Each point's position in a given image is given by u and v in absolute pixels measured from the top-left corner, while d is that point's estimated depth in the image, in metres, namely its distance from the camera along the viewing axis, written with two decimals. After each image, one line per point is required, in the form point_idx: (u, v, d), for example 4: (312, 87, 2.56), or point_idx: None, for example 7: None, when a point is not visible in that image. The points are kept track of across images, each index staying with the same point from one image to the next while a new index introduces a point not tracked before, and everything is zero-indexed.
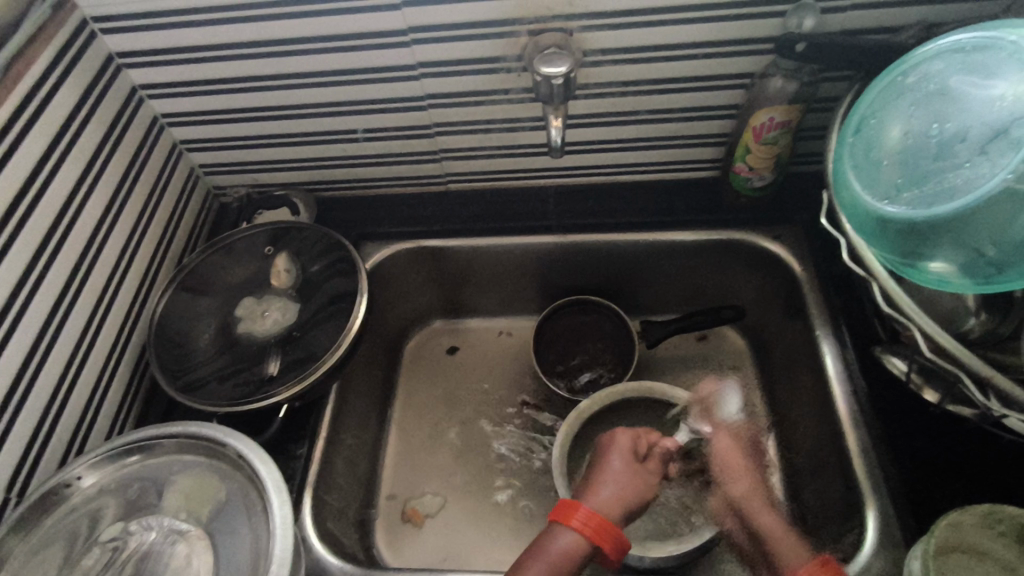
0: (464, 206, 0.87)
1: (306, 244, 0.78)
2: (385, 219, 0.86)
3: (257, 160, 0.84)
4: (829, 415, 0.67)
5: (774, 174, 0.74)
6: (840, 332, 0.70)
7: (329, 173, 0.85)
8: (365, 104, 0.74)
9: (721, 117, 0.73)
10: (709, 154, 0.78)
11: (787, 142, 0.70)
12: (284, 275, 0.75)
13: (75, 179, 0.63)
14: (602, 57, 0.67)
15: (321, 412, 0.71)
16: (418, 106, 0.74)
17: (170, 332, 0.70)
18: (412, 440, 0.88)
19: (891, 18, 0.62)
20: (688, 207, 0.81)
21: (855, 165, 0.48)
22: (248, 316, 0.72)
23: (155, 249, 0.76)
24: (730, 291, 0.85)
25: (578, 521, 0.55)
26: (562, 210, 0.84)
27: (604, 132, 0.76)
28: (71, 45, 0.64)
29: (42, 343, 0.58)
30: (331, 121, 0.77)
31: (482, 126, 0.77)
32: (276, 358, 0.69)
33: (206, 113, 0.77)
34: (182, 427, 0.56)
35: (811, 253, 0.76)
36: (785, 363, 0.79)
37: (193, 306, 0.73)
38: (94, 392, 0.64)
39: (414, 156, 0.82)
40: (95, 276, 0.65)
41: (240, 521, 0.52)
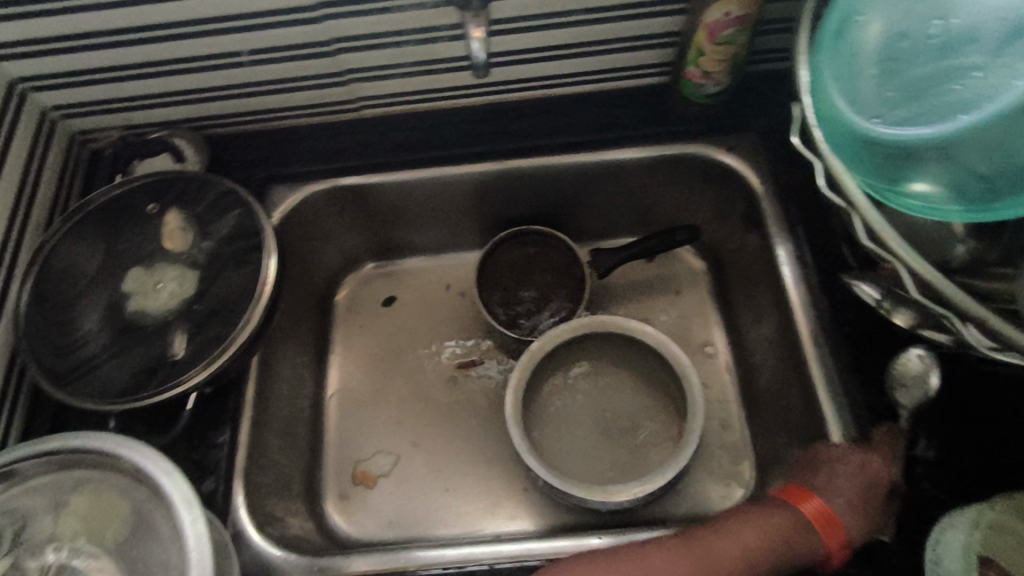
0: (383, 135, 0.75)
1: (201, 197, 0.65)
2: (293, 156, 0.74)
3: (124, 96, 0.69)
4: (791, 341, 0.64)
5: (729, 78, 0.66)
6: (801, 251, 0.65)
7: (216, 107, 0.71)
8: (245, 19, 0.61)
9: (670, 13, 0.63)
10: (658, 57, 0.69)
11: (745, 40, 0.62)
12: (179, 236, 0.64)
13: None
14: None
15: (242, 390, 0.62)
16: (311, 17, 0.61)
17: (45, 318, 0.59)
18: (352, 398, 0.81)
19: None
20: (637, 120, 0.73)
21: (839, 73, 0.40)
22: (140, 289, 0.62)
23: (12, 220, 0.63)
24: (684, 210, 0.78)
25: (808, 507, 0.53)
26: (496, 132, 0.74)
27: (538, 39, 0.65)
28: None
29: None
30: (206, 43, 0.63)
31: (392, 39, 0.64)
32: (179, 335, 0.59)
33: (40, 41, 0.61)
34: (64, 441, 0.47)
35: (770, 164, 0.69)
36: (742, 283, 0.75)
37: (70, 284, 0.62)
38: None
39: (316, 79, 0.69)
40: None
41: (150, 542, 0.45)
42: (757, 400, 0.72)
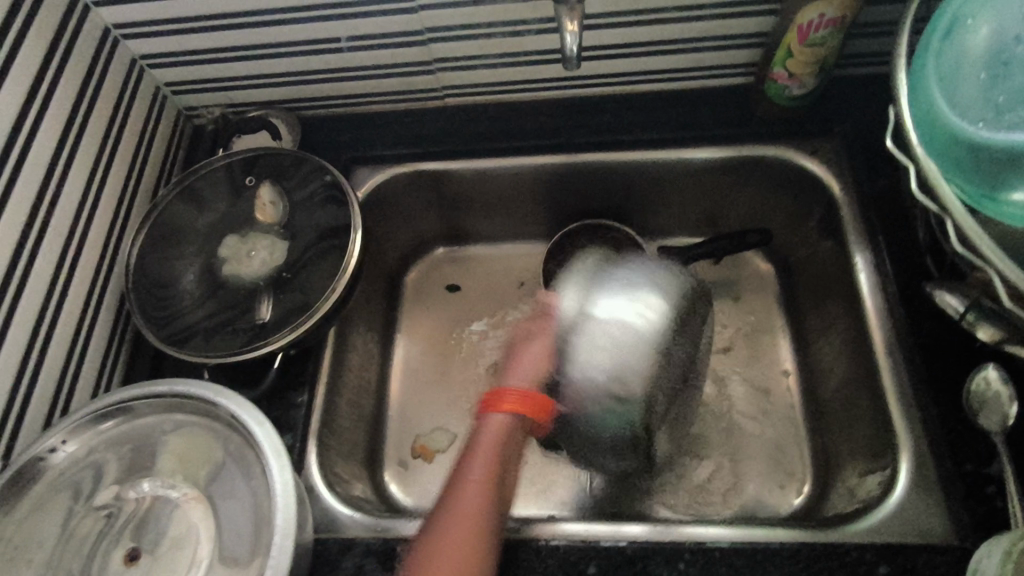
0: (464, 123, 0.77)
1: (293, 173, 0.69)
2: (378, 139, 0.78)
3: (230, 76, 0.74)
4: (865, 350, 0.62)
5: (817, 80, 0.65)
6: (881, 260, 0.63)
7: (311, 90, 0.76)
8: (348, 6, 0.64)
9: (760, 13, 0.63)
10: (744, 57, 0.69)
11: (837, 42, 0.61)
12: (270, 210, 0.68)
13: (18, 112, 0.55)
14: None
15: (320, 356, 0.66)
16: (409, 7, 0.64)
17: (149, 276, 0.64)
18: (414, 374, 0.84)
19: None
20: (717, 119, 0.73)
21: (941, 75, 0.40)
22: (234, 256, 0.66)
23: (125, 184, 0.68)
24: (758, 213, 0.77)
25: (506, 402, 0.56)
26: (575, 125, 0.75)
27: (624, 35, 0.66)
28: None
29: (8, 296, 0.53)
30: (310, 28, 0.67)
31: (483, 30, 0.67)
32: (268, 301, 0.64)
33: (164, 21, 0.66)
34: (167, 386, 0.51)
35: (853, 170, 0.68)
36: (814, 290, 0.74)
37: (171, 247, 0.67)
38: (73, 350, 0.60)
39: (406, 67, 0.72)
40: (58, 216, 0.59)
41: (239, 484, 0.49)
42: (822, 408, 0.71)
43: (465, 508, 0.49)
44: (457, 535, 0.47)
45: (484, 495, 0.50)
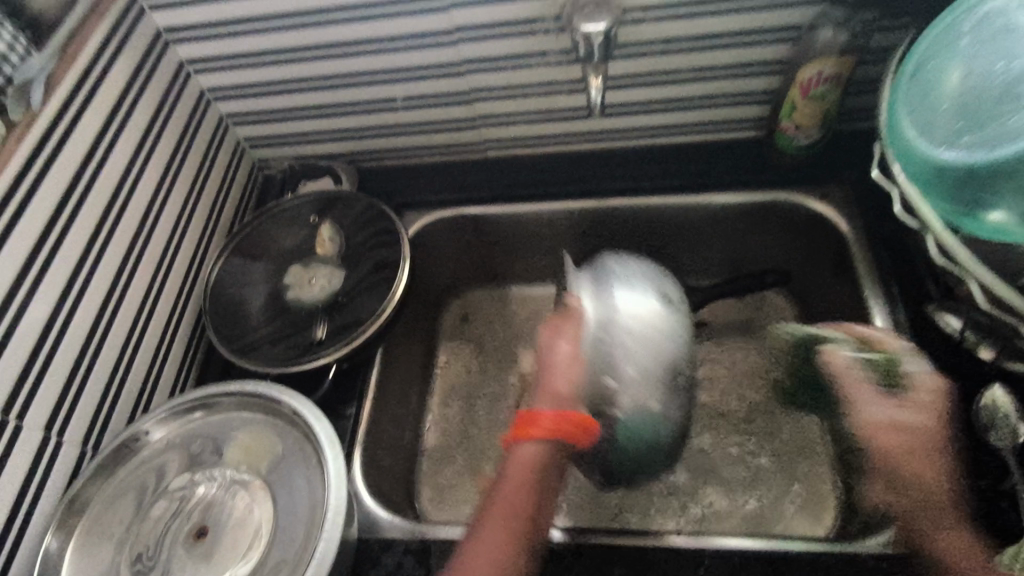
0: (503, 173, 0.86)
1: (352, 213, 0.78)
2: (426, 187, 0.87)
3: (301, 132, 0.85)
4: (880, 377, 0.66)
5: (821, 131, 0.72)
6: (891, 292, 0.68)
7: (369, 144, 0.86)
8: (404, 71, 0.75)
9: (765, 74, 0.71)
10: (754, 113, 0.76)
11: (836, 97, 0.68)
12: (329, 244, 0.77)
13: (128, 157, 0.66)
14: (643, 15, 0.65)
15: (368, 375, 0.72)
16: (457, 72, 0.74)
17: (222, 298, 0.73)
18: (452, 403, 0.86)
19: None
20: (732, 168, 0.80)
21: (912, 111, 0.45)
22: (296, 282, 0.75)
23: (208, 221, 0.79)
24: (777, 255, 0.82)
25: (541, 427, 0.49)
26: (602, 174, 0.83)
27: (644, 93, 0.75)
28: (122, 23, 0.66)
29: (107, 307, 0.62)
30: (372, 90, 0.78)
31: (520, 91, 0.76)
32: (324, 323, 0.71)
33: (250, 85, 0.78)
34: (238, 385, 0.59)
35: (861, 212, 0.74)
36: (832, 326, 0.77)
37: (243, 274, 0.75)
38: (154, 360, 0.68)
39: (453, 123, 0.82)
40: (152, 244, 0.69)
41: (296, 472, 0.55)
42: (845, 440, 0.73)
43: (479, 552, 0.45)
44: (494, 542, 0.45)
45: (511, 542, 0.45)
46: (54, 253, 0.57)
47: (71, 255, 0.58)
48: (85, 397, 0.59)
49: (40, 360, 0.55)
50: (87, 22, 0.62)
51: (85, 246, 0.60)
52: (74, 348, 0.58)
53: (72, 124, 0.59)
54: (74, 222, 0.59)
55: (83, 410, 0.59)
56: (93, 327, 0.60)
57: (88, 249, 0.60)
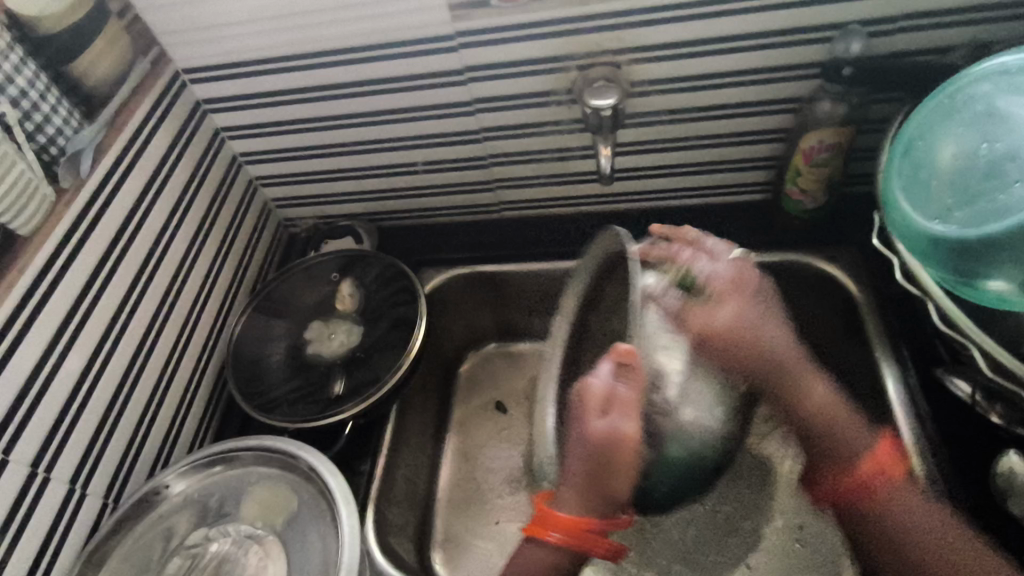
0: (517, 232, 0.89)
1: (370, 271, 0.81)
2: (443, 246, 0.90)
3: (324, 193, 0.89)
4: (892, 440, 0.65)
5: (827, 196, 0.74)
6: (901, 353, 0.68)
7: (389, 205, 0.90)
8: (425, 138, 0.79)
9: (769, 141, 0.74)
10: (760, 177, 0.79)
11: (839, 165, 0.71)
12: (349, 300, 0.79)
13: (164, 219, 0.70)
14: (650, 88, 0.69)
15: (383, 430, 0.74)
16: (474, 139, 0.78)
17: (244, 354, 0.76)
18: (466, 459, 0.87)
19: (938, 40, 0.62)
20: (740, 229, 0.82)
21: (904, 187, 0.48)
22: (316, 338, 0.77)
23: (234, 278, 0.82)
24: (787, 314, 0.82)
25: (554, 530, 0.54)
26: (613, 235, 0.85)
27: (653, 159, 0.78)
28: (165, 96, 0.72)
29: (137, 361, 0.65)
30: (393, 155, 0.82)
31: (534, 156, 0.80)
32: (341, 378, 0.73)
33: (279, 150, 0.83)
34: (257, 440, 0.61)
35: (869, 273, 0.75)
36: (845, 388, 0.76)
37: (265, 330, 0.78)
38: (177, 413, 0.70)
39: (470, 185, 0.86)
40: (181, 301, 0.72)
41: (311, 528, 0.56)
42: None
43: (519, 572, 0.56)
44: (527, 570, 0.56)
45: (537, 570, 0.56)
46: (90, 311, 0.60)
47: (107, 312, 0.62)
48: (109, 450, 0.61)
49: (71, 414, 0.57)
50: (135, 96, 0.68)
51: (120, 303, 0.63)
52: (102, 402, 0.61)
53: (116, 189, 0.64)
54: (111, 281, 0.62)
55: (108, 462, 0.61)
56: (121, 381, 0.63)
57: (122, 307, 0.64)
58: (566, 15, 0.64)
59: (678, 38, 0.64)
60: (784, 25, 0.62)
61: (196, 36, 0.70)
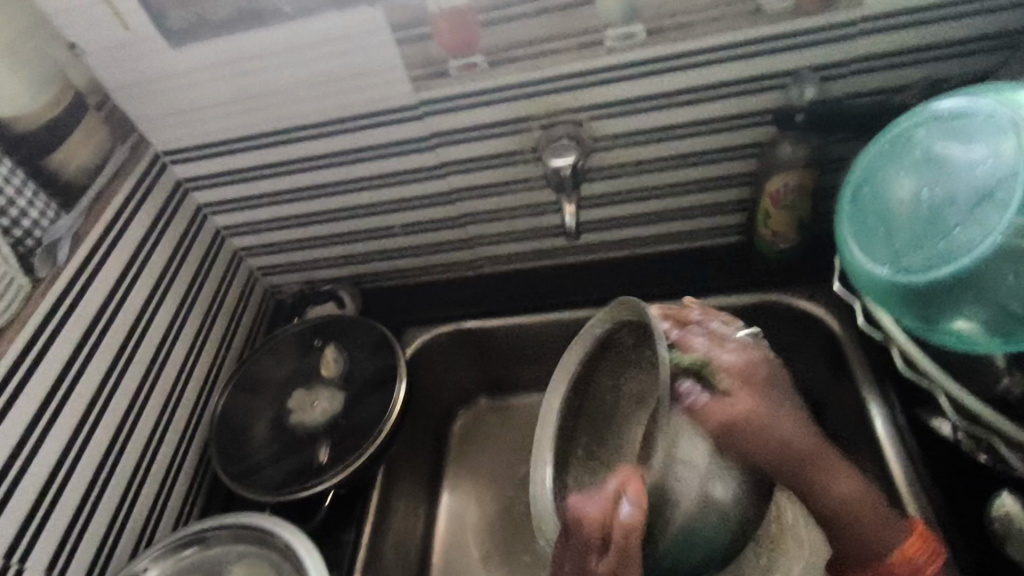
0: (499, 287, 0.89)
1: (355, 336, 0.81)
2: (426, 304, 0.90)
3: (307, 260, 0.90)
4: (887, 484, 0.63)
5: (800, 236, 0.74)
6: (888, 392, 0.66)
7: (372, 267, 0.91)
8: (400, 202, 0.81)
9: (738, 186, 0.75)
10: (734, 220, 0.79)
11: (808, 205, 0.71)
12: (332, 365, 0.78)
13: (146, 296, 0.71)
14: (613, 142, 0.71)
15: (367, 497, 0.72)
16: (448, 200, 0.80)
17: (229, 425, 0.76)
18: (461, 521, 0.85)
19: (889, 81, 0.63)
20: (719, 272, 0.81)
21: (856, 235, 0.48)
22: (300, 407, 0.76)
23: (219, 349, 0.83)
24: (775, 354, 0.81)
25: None
26: (593, 284, 0.85)
27: (625, 209, 0.78)
28: (144, 179, 0.74)
29: (116, 442, 0.65)
30: (370, 220, 0.83)
31: (508, 213, 0.81)
32: (325, 445, 0.72)
33: (260, 222, 0.85)
34: (234, 518, 0.61)
35: (850, 310, 0.74)
36: (840, 428, 0.74)
37: (250, 401, 0.78)
38: (160, 492, 0.70)
39: (448, 244, 0.87)
40: (163, 378, 0.72)
41: None
42: None
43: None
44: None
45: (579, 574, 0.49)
46: (68, 396, 0.60)
47: (85, 394, 0.62)
48: (89, 535, 0.61)
49: (48, 500, 0.57)
50: (114, 181, 0.70)
51: (99, 384, 0.64)
52: (81, 487, 0.60)
53: (95, 272, 0.65)
54: (89, 364, 0.63)
55: (86, 548, 0.60)
56: (101, 464, 0.63)
57: (102, 387, 0.64)
58: (524, 80, 0.65)
59: (636, 94, 0.66)
60: (738, 75, 0.64)
61: (173, 120, 0.73)
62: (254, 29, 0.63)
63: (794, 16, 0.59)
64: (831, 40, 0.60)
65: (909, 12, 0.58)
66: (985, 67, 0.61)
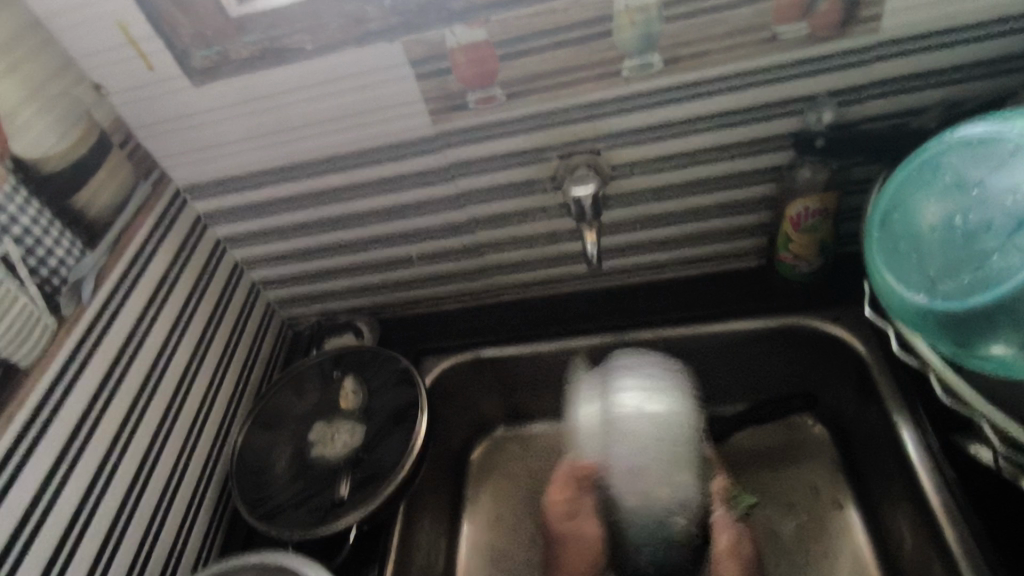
0: (517, 315, 0.89)
1: (376, 368, 0.80)
2: (443, 333, 0.90)
3: (323, 290, 0.91)
4: (924, 514, 0.61)
5: (821, 259, 0.74)
6: (918, 416, 0.65)
7: (389, 297, 0.91)
8: (418, 232, 0.81)
9: (757, 209, 0.75)
10: (754, 243, 0.79)
11: (829, 228, 0.71)
12: (352, 397, 0.78)
13: (167, 331, 0.71)
14: (631, 169, 0.71)
15: (390, 532, 0.71)
16: (466, 229, 0.80)
17: (249, 462, 0.75)
18: (484, 552, 0.83)
19: (907, 104, 0.63)
20: (739, 295, 0.81)
21: (887, 261, 0.48)
22: (320, 440, 0.75)
23: (239, 382, 0.83)
24: (799, 377, 0.80)
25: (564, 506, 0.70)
26: (612, 310, 0.85)
27: (643, 235, 0.78)
28: (166, 215, 0.75)
29: (139, 478, 0.65)
30: (387, 251, 0.84)
31: (525, 241, 0.81)
32: (347, 479, 0.71)
33: (279, 254, 0.86)
34: (259, 557, 0.60)
35: (874, 332, 0.72)
36: (868, 453, 0.73)
37: (271, 436, 0.77)
38: (181, 530, 0.69)
39: (466, 272, 0.87)
40: (184, 412, 0.72)
41: None
42: None
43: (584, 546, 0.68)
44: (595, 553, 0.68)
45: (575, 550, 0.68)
46: (92, 432, 0.60)
47: (109, 431, 0.62)
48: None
49: (70, 543, 0.56)
50: (136, 217, 0.70)
51: (122, 421, 0.63)
52: (102, 527, 0.60)
53: (118, 309, 0.66)
54: (113, 400, 0.63)
55: None
56: (124, 501, 0.62)
57: (125, 424, 0.64)
58: (543, 110, 0.66)
59: (654, 121, 0.66)
60: (755, 101, 0.64)
61: (195, 157, 0.74)
62: (276, 67, 0.64)
63: (812, 43, 0.59)
64: (850, 64, 0.60)
65: (929, 35, 0.58)
66: (1005, 87, 0.61)
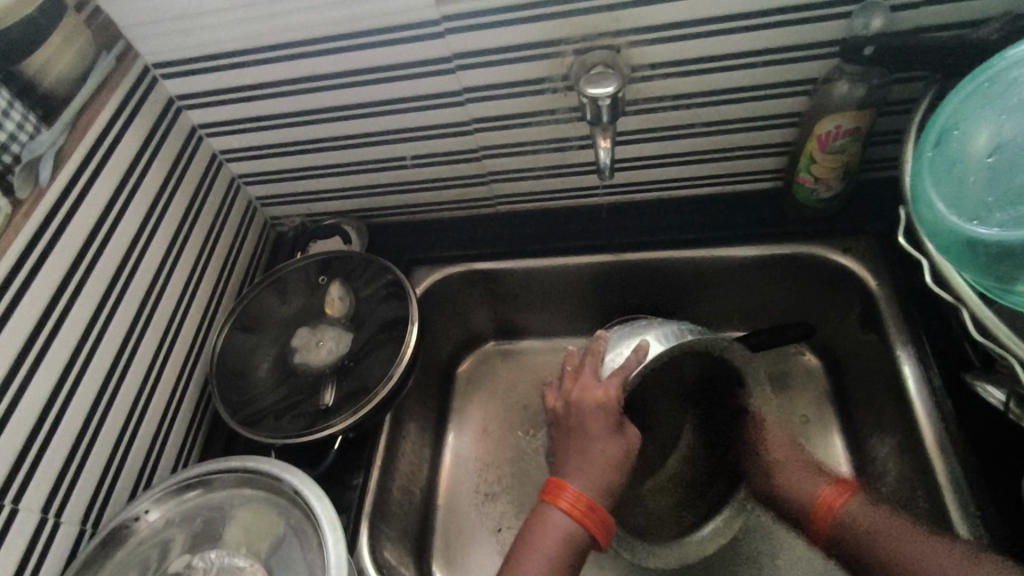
0: (514, 227, 0.84)
1: (363, 274, 0.76)
2: (436, 243, 0.85)
3: (310, 191, 0.85)
4: (916, 448, 0.61)
5: (842, 183, 0.69)
6: (924, 351, 0.63)
7: (379, 200, 0.85)
8: (413, 130, 0.74)
9: (781, 127, 0.69)
10: (772, 164, 0.74)
11: (857, 150, 0.66)
12: (338, 304, 0.74)
13: (138, 222, 0.66)
14: (651, 72, 0.64)
15: (376, 441, 0.70)
16: (465, 131, 0.74)
17: (229, 366, 0.72)
18: (468, 465, 0.83)
19: (966, 13, 0.57)
20: (749, 220, 0.77)
21: (937, 182, 0.46)
22: (305, 346, 0.73)
23: (219, 281, 0.78)
24: (799, 308, 0.78)
25: (565, 502, 0.56)
26: (615, 227, 0.81)
27: (655, 148, 0.73)
28: (133, 92, 0.67)
29: (115, 374, 0.62)
30: (380, 149, 0.77)
31: (529, 147, 0.75)
32: (331, 387, 0.68)
33: (261, 147, 0.79)
34: (240, 462, 0.58)
35: (887, 264, 0.69)
36: (863, 384, 0.72)
37: (252, 339, 0.74)
38: (160, 428, 0.67)
39: (463, 179, 0.81)
40: (161, 310, 0.68)
41: (298, 555, 0.53)
42: None
43: (597, 451, 0.58)
44: (599, 460, 0.58)
45: (608, 468, 0.58)
46: (60, 324, 0.56)
47: (79, 324, 0.58)
48: (87, 472, 0.58)
49: (41, 437, 0.53)
50: (99, 93, 0.63)
51: (93, 314, 0.59)
52: (76, 423, 0.57)
53: (83, 193, 0.60)
54: (81, 294, 0.58)
55: (85, 485, 0.58)
56: (99, 395, 0.60)
57: (96, 318, 0.60)
58: None
59: (684, 16, 0.59)
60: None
61: (164, 28, 0.65)
62: None
63: None
64: None
65: None
66: None
